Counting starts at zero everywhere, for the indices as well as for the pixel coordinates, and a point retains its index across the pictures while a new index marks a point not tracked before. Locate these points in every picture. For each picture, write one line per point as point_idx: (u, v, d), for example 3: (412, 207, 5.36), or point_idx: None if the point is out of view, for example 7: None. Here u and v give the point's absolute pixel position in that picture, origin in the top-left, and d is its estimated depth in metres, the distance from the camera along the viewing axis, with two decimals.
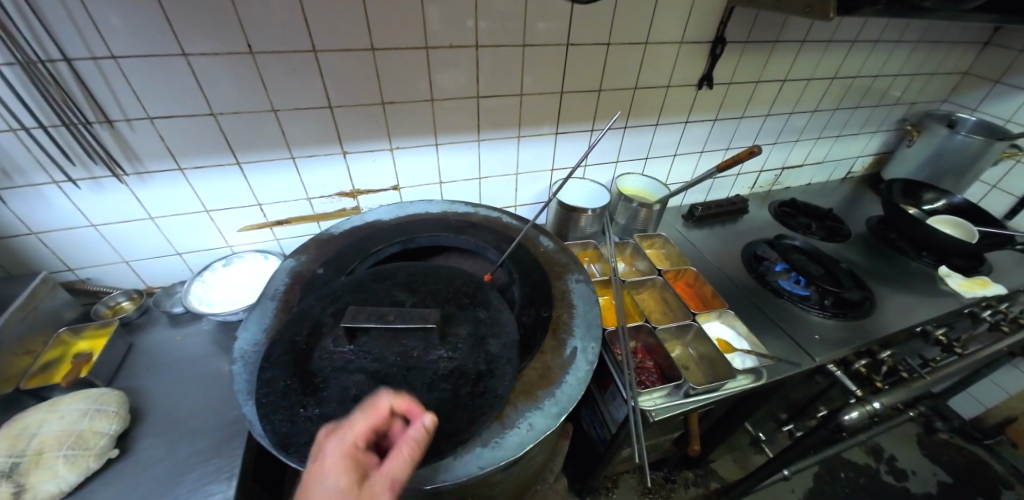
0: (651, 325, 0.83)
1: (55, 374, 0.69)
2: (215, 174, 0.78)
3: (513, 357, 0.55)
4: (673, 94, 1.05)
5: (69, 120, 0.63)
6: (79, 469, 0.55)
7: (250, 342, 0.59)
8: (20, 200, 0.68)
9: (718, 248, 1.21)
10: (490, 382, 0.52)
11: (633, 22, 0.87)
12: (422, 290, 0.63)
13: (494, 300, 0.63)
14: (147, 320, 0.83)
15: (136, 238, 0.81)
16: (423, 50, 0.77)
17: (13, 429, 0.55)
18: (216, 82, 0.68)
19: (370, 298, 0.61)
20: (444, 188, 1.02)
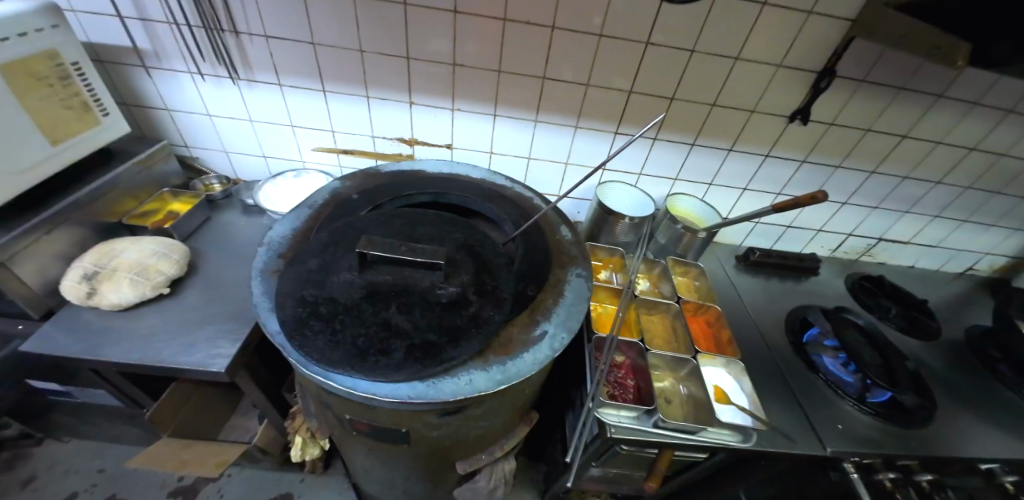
0: (645, 346, 0.79)
1: (149, 220, 0.89)
2: (304, 95, 0.92)
3: (480, 317, 0.58)
4: (756, 121, 0.95)
5: (210, 25, 0.80)
6: (138, 292, 0.71)
7: (280, 234, 0.69)
8: (164, 81, 0.89)
9: (762, 300, 1.09)
10: (449, 329, 0.56)
11: (724, 33, 0.81)
12: (428, 237, 0.68)
13: (486, 265, 0.66)
14: (228, 203, 1.02)
15: (236, 134, 0.99)
16: (500, 21, 0.81)
17: (107, 247, 0.76)
18: (320, 16, 0.79)
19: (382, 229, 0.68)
20: (493, 159, 1.06)
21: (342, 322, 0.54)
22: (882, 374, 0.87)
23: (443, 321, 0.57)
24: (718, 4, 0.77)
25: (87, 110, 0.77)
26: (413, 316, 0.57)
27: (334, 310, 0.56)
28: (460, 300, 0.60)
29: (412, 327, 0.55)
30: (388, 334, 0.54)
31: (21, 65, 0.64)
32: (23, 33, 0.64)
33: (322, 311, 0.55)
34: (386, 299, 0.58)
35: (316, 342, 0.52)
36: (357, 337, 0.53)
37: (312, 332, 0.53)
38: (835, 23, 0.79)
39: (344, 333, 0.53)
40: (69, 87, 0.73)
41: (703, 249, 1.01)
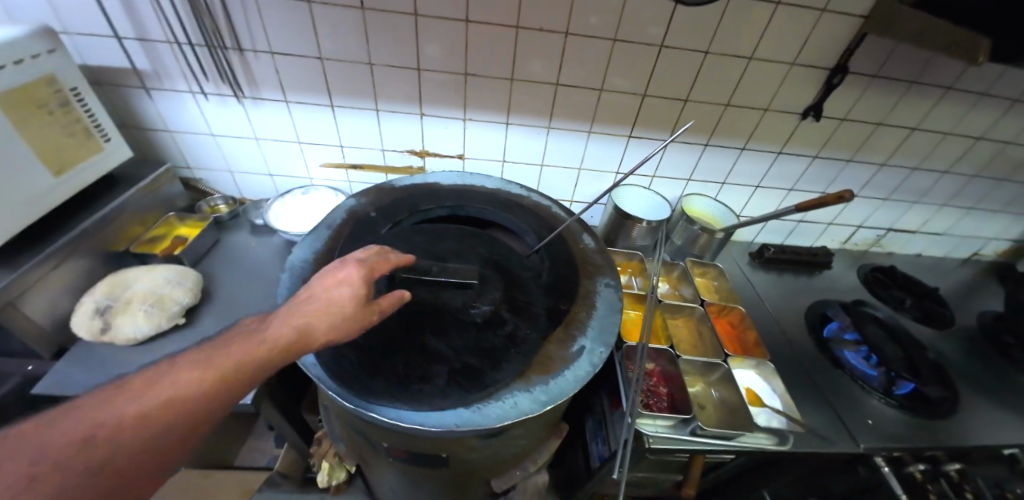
0: (676, 353, 0.79)
1: (157, 246, 0.86)
2: (311, 111, 0.89)
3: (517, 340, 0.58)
4: (769, 120, 0.95)
5: (213, 43, 0.77)
6: (153, 324, 0.68)
7: (301, 258, 0.67)
8: (165, 101, 0.86)
9: (778, 297, 1.10)
10: (488, 349, 0.56)
11: (739, 34, 0.81)
12: (454, 254, 0.67)
13: (517, 281, 0.65)
14: (235, 224, 0.98)
15: (241, 153, 0.96)
16: (513, 29, 0.79)
17: (117, 279, 0.73)
18: (328, 30, 0.77)
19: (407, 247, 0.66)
20: (505, 167, 1.05)
21: (379, 350, 0.53)
22: (905, 367, 0.87)
23: (480, 343, 0.56)
24: (733, 5, 0.76)
25: (89, 136, 0.74)
26: (450, 340, 0.55)
27: (369, 337, 0.54)
28: (495, 319, 0.59)
29: (450, 351, 0.54)
30: (427, 360, 0.53)
31: (21, 93, 0.61)
32: (21, 60, 0.61)
33: (358, 339, 0.54)
34: (421, 323, 0.56)
35: (355, 372, 0.51)
36: (396, 365, 0.52)
37: (350, 361, 0.52)
38: (848, 20, 0.79)
39: (383, 361, 0.52)
40: (69, 113, 0.70)
41: (721, 249, 1.01)
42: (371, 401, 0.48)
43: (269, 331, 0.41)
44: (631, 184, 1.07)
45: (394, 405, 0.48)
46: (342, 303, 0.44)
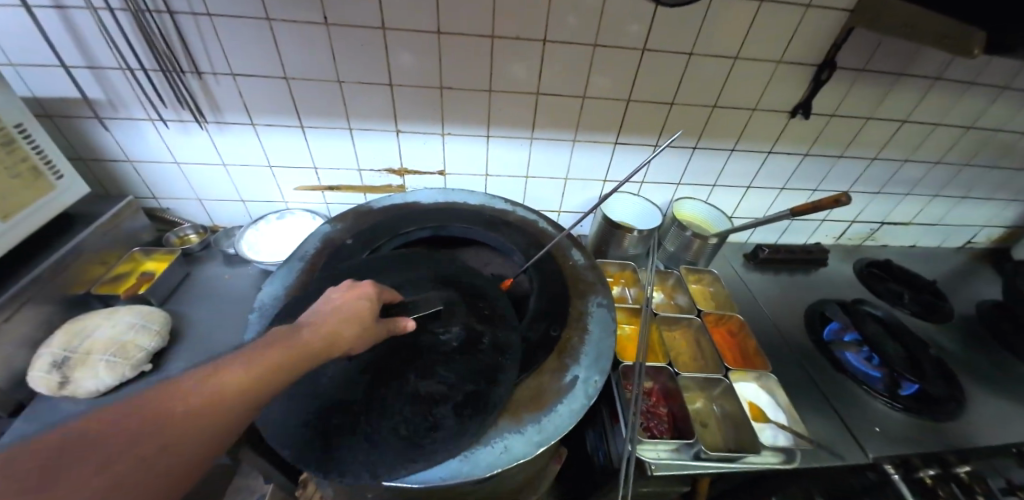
0: (674, 371, 0.76)
1: (121, 286, 0.80)
2: (281, 133, 0.85)
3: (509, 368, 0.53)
4: (757, 120, 0.93)
5: (168, 68, 0.72)
6: (116, 375, 0.63)
7: (271, 296, 0.63)
8: (122, 131, 0.81)
9: (776, 299, 1.08)
10: (473, 376, 0.51)
11: (724, 33, 0.78)
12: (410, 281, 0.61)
13: (480, 293, 0.61)
14: (207, 254, 0.93)
15: (210, 180, 0.92)
16: (488, 40, 0.75)
17: (74, 327, 0.68)
18: (292, 50, 0.73)
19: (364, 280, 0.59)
20: (489, 181, 1.01)
21: (371, 423, 0.46)
22: (908, 366, 0.84)
23: (468, 369, 0.52)
24: (715, 4, 0.73)
25: (39, 174, 0.69)
26: (434, 379, 0.50)
27: (348, 417, 0.46)
28: (472, 338, 0.55)
29: (436, 392, 0.49)
30: (427, 407, 0.48)
31: None
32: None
33: (336, 425, 0.46)
34: (393, 372, 0.50)
35: (358, 457, 0.44)
36: (396, 428, 0.46)
37: (349, 447, 0.45)
38: (833, 13, 0.76)
39: (382, 432, 0.46)
40: (14, 152, 0.65)
41: (715, 254, 0.98)
42: (394, 478, 0.43)
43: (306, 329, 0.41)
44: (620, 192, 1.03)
45: (422, 465, 0.44)
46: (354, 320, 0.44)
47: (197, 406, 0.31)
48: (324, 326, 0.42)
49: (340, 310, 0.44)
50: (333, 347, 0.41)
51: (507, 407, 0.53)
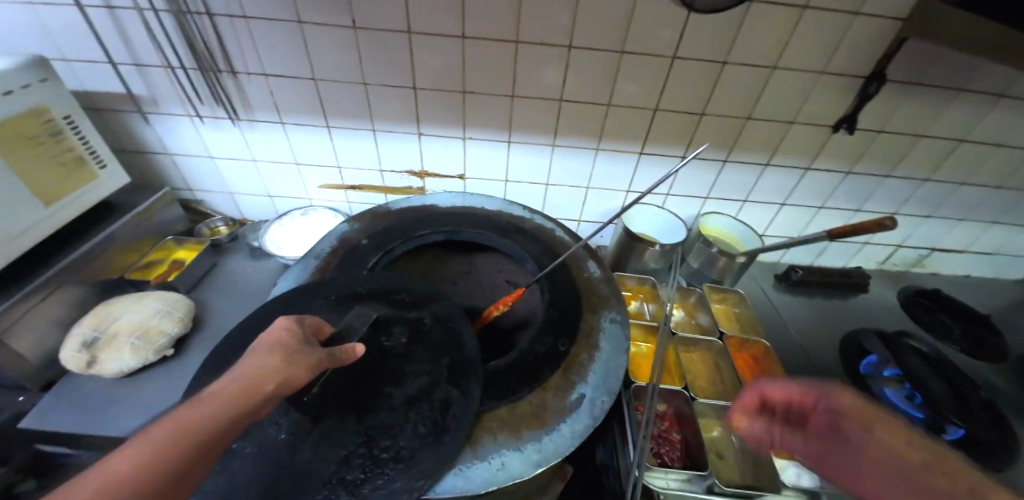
0: (690, 395, 0.72)
1: (152, 271, 0.85)
2: (308, 132, 0.87)
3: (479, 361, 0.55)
4: (794, 134, 0.87)
5: (206, 67, 0.76)
6: (138, 358, 0.66)
7: (285, 291, 0.64)
8: (163, 125, 0.86)
9: (806, 325, 1.01)
10: (436, 358, 0.54)
11: (760, 41, 0.74)
12: (335, 301, 0.58)
13: (393, 286, 0.63)
14: (234, 246, 0.97)
15: (241, 175, 0.96)
16: (512, 44, 0.75)
17: (104, 310, 0.71)
18: (321, 51, 0.75)
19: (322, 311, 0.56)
20: (508, 187, 1.00)
21: (386, 448, 0.45)
22: (955, 407, 0.74)
23: (434, 363, 0.54)
24: (752, 11, 0.70)
25: (83, 164, 0.74)
26: (410, 377, 0.51)
27: (356, 464, 0.43)
28: (414, 326, 0.58)
29: (418, 391, 0.50)
30: (427, 403, 0.49)
31: (10, 125, 0.62)
32: (9, 93, 0.62)
33: (349, 477, 0.42)
34: (364, 395, 0.49)
35: (393, 483, 0.43)
36: (410, 435, 0.46)
37: (383, 477, 0.43)
38: (885, 22, 0.70)
39: (402, 447, 0.45)
40: (61, 142, 0.70)
41: (742, 274, 0.93)
42: (434, 475, 0.44)
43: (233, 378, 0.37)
44: (642, 202, 1.00)
45: (454, 448, 0.46)
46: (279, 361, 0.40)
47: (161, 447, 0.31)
48: (240, 372, 0.38)
49: (251, 358, 0.40)
50: (255, 387, 0.37)
51: (506, 421, 0.51)
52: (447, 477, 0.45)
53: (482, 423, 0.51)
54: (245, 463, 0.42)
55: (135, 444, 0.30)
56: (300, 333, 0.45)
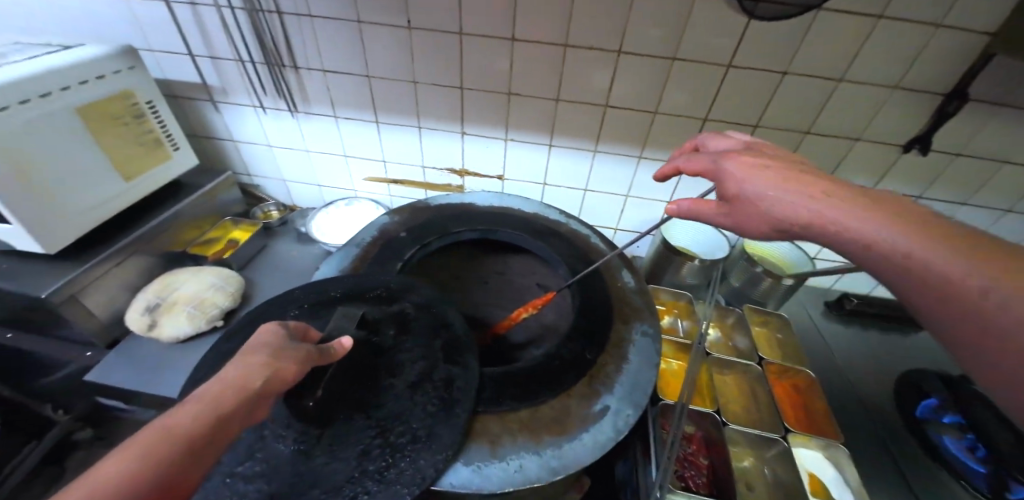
0: (722, 419, 0.69)
1: (210, 248, 0.92)
2: (358, 126, 0.92)
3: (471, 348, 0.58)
4: (857, 151, 0.81)
5: (271, 61, 0.82)
6: (194, 325, 0.72)
7: (327, 276, 0.67)
8: (230, 114, 0.93)
9: (856, 360, 0.93)
10: (427, 343, 0.56)
11: (826, 52, 0.69)
12: (314, 307, 0.58)
13: (367, 283, 0.63)
14: (284, 230, 1.03)
15: (294, 164, 1.02)
16: (560, 48, 0.74)
17: (169, 279, 0.78)
18: (376, 50, 0.78)
19: (307, 318, 0.56)
20: (546, 190, 1.00)
21: (401, 435, 0.46)
22: None
23: (428, 352, 0.55)
24: (819, 19, 0.66)
25: (160, 145, 0.82)
26: (407, 365, 0.53)
27: (375, 457, 0.44)
28: (400, 319, 0.59)
29: (419, 375, 0.52)
30: (429, 384, 0.51)
31: (99, 106, 0.69)
32: (101, 77, 0.70)
33: (372, 467, 0.43)
34: (359, 387, 0.50)
35: (418, 462, 0.44)
36: (422, 416, 0.48)
37: (406, 460, 0.44)
38: (975, 35, 0.64)
39: (415, 427, 0.47)
40: (143, 124, 0.78)
41: (787, 298, 0.89)
42: (454, 446, 0.46)
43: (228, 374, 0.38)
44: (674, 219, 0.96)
45: (466, 419, 0.49)
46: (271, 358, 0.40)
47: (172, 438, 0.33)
48: (229, 373, 0.38)
49: (237, 355, 0.40)
50: (245, 384, 0.38)
51: (527, 424, 0.51)
52: (454, 468, 0.46)
53: (503, 417, 0.51)
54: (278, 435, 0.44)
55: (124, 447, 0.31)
56: (285, 331, 0.45)
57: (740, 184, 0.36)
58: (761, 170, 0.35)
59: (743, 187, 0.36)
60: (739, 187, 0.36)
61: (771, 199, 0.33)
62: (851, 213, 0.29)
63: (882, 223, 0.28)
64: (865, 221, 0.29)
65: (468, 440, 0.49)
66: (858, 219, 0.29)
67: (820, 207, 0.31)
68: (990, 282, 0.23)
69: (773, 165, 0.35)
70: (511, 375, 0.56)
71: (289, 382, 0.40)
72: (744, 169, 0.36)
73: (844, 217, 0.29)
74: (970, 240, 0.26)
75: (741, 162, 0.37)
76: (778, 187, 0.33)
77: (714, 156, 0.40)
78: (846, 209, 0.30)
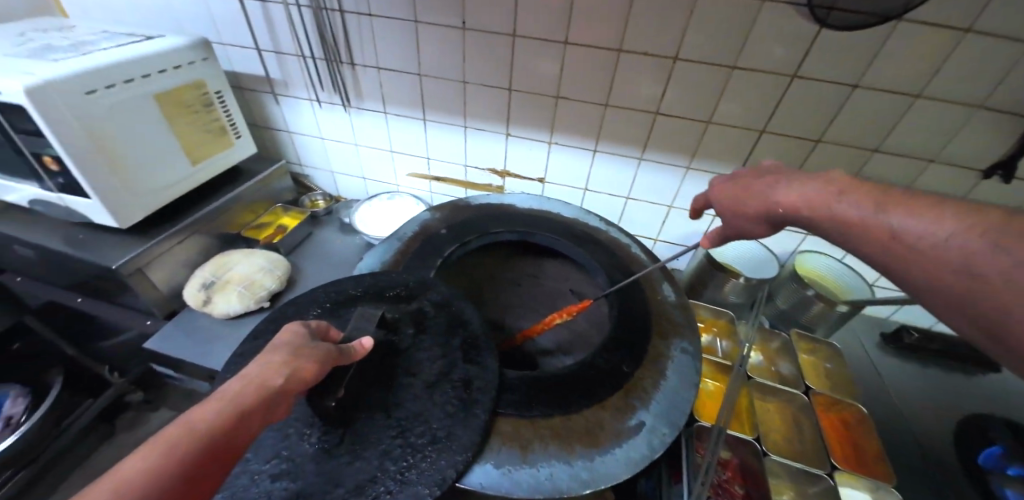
0: (762, 448, 0.66)
1: (262, 232, 0.97)
2: (406, 123, 0.94)
3: (487, 346, 0.57)
4: (932, 173, 0.75)
5: (330, 57, 0.85)
6: (242, 303, 0.76)
7: (369, 267, 0.69)
8: (288, 106, 0.98)
9: (914, 400, 0.86)
10: (445, 341, 0.56)
11: (904, 65, 0.64)
12: (335, 306, 0.59)
13: (385, 283, 0.63)
14: (329, 220, 1.08)
15: (343, 157, 1.07)
16: (614, 53, 0.73)
17: (224, 259, 0.83)
18: (429, 49, 0.80)
19: (327, 317, 0.57)
20: (587, 196, 0.99)
21: (420, 435, 0.46)
22: None
23: (451, 353, 0.55)
24: (899, 30, 0.61)
25: (224, 133, 0.87)
26: (425, 363, 0.53)
27: (397, 455, 0.44)
28: (418, 317, 0.59)
29: (437, 374, 0.52)
30: (448, 383, 0.51)
31: (174, 94, 0.75)
32: (178, 66, 0.75)
33: (393, 467, 0.43)
34: (377, 384, 0.50)
35: (438, 463, 0.44)
36: (441, 416, 0.48)
37: (427, 461, 0.44)
38: None
39: (433, 428, 0.47)
40: (211, 112, 0.83)
41: (839, 326, 0.85)
42: (473, 447, 0.46)
43: (251, 371, 0.39)
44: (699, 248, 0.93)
45: (485, 419, 0.48)
46: (289, 357, 0.41)
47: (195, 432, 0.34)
48: (254, 369, 0.40)
49: (262, 353, 0.42)
50: (265, 380, 0.39)
51: (559, 433, 0.50)
52: (475, 469, 0.46)
53: (532, 424, 0.50)
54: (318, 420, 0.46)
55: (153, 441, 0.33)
56: (307, 331, 0.47)
57: (729, 199, 0.53)
58: (735, 187, 0.52)
59: (731, 201, 0.52)
60: (729, 201, 0.53)
61: (745, 204, 0.50)
62: (798, 195, 0.43)
63: (815, 196, 0.41)
64: (805, 198, 0.42)
65: (500, 444, 0.48)
66: (804, 198, 0.42)
67: (782, 198, 0.45)
68: (886, 215, 0.35)
69: (745, 180, 0.51)
70: (543, 382, 0.55)
71: (309, 382, 0.41)
72: (728, 189, 0.53)
73: (794, 201, 0.43)
74: (878, 192, 0.37)
75: (726, 186, 0.54)
76: (751, 195, 0.49)
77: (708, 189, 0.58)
78: (796, 194, 0.43)
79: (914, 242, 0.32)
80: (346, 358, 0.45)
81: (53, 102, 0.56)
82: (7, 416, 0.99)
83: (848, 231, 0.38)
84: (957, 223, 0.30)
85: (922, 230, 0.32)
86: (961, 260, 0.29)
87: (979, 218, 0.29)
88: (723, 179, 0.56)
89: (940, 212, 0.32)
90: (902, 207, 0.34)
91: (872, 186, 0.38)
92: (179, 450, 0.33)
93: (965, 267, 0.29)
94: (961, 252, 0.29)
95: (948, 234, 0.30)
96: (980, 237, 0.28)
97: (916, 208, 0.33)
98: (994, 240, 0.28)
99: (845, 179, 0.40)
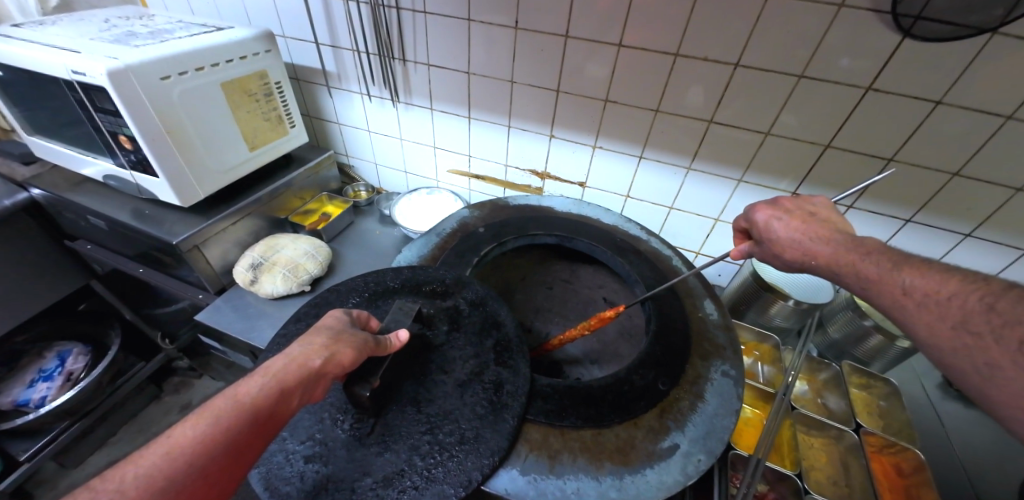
0: (804, 485, 0.61)
1: (306, 219, 1.00)
2: (451, 120, 0.95)
3: (522, 352, 0.56)
4: (1018, 202, 0.68)
5: (383, 53, 0.87)
6: (286, 285, 0.80)
7: (407, 260, 0.70)
8: (340, 99, 1.02)
9: (980, 456, 0.77)
10: (479, 342, 0.56)
11: (997, 84, 0.58)
12: (373, 297, 0.60)
13: (422, 277, 0.64)
14: (370, 209, 1.12)
15: (387, 150, 1.10)
16: (669, 57, 0.70)
17: (271, 242, 0.87)
18: (481, 47, 0.80)
19: (366, 307, 0.58)
20: (627, 203, 0.97)
21: (450, 433, 0.46)
22: None
23: (483, 354, 0.55)
24: (993, 44, 0.55)
25: (280, 122, 0.91)
26: (457, 362, 0.53)
27: (425, 452, 0.44)
28: (453, 315, 0.59)
29: (469, 373, 0.52)
30: (479, 385, 0.51)
31: (239, 82, 0.79)
32: (243, 57, 0.79)
33: (421, 463, 0.43)
34: (411, 376, 0.51)
35: (465, 464, 0.43)
36: (470, 417, 0.47)
37: (455, 460, 0.44)
38: None
39: (463, 429, 0.46)
40: (270, 102, 0.87)
41: (898, 363, 0.78)
42: (501, 451, 0.45)
43: (292, 351, 0.40)
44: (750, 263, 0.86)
45: (514, 425, 0.48)
46: (329, 342, 0.42)
47: (239, 405, 0.36)
48: (296, 349, 0.41)
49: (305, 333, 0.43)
50: (305, 361, 0.40)
51: (588, 447, 0.48)
52: (502, 473, 0.45)
53: (562, 433, 0.49)
54: (347, 410, 0.47)
55: (199, 412, 0.34)
56: (348, 318, 0.48)
57: (766, 236, 0.52)
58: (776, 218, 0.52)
59: (770, 240, 0.52)
60: (767, 240, 0.52)
61: (782, 247, 0.50)
62: (831, 250, 0.45)
63: (844, 254, 0.43)
64: (838, 255, 0.44)
65: (527, 450, 0.47)
66: (837, 256, 0.44)
67: (817, 250, 0.46)
68: (899, 274, 0.37)
69: (788, 217, 0.51)
70: (579, 391, 0.54)
71: (345, 367, 0.42)
72: (767, 220, 0.52)
73: (829, 256, 0.44)
74: (898, 256, 0.39)
75: (768, 214, 0.53)
76: (791, 238, 0.49)
77: (749, 209, 0.56)
78: (830, 248, 0.45)
79: (922, 298, 0.35)
80: (382, 349, 0.46)
81: (131, 85, 0.60)
82: (68, 372, 1.09)
83: (868, 285, 0.40)
84: (959, 286, 0.34)
85: (929, 288, 0.35)
86: (958, 316, 0.32)
87: (983, 285, 0.33)
88: (763, 202, 0.55)
89: (947, 277, 0.35)
90: (915, 267, 0.37)
91: (898, 252, 0.40)
92: (224, 421, 0.34)
93: (960, 323, 0.32)
94: (959, 309, 0.32)
95: (949, 295, 0.34)
96: (979, 299, 0.32)
97: (928, 271, 0.36)
98: (987, 303, 0.31)
99: (876, 245, 0.42)
